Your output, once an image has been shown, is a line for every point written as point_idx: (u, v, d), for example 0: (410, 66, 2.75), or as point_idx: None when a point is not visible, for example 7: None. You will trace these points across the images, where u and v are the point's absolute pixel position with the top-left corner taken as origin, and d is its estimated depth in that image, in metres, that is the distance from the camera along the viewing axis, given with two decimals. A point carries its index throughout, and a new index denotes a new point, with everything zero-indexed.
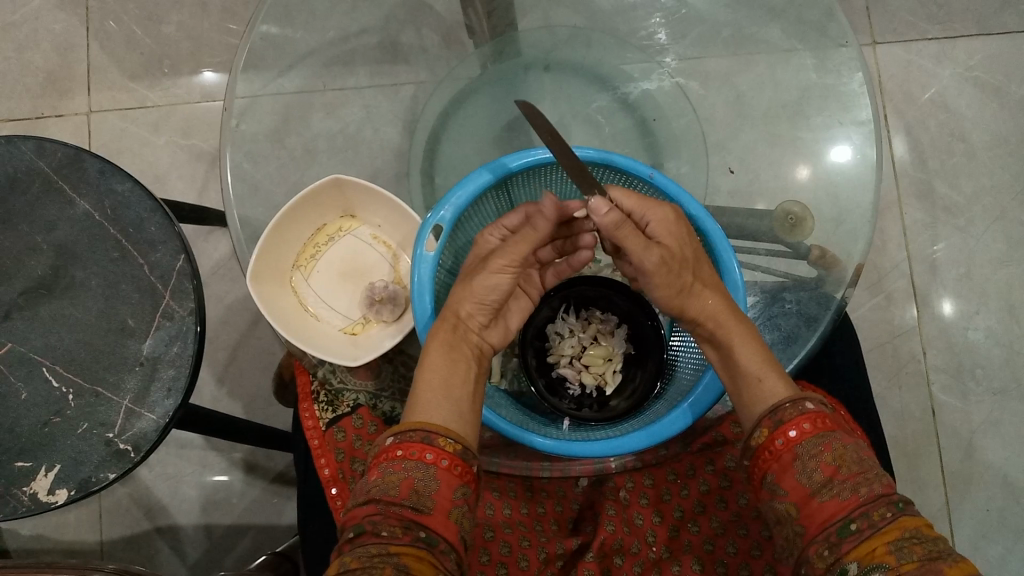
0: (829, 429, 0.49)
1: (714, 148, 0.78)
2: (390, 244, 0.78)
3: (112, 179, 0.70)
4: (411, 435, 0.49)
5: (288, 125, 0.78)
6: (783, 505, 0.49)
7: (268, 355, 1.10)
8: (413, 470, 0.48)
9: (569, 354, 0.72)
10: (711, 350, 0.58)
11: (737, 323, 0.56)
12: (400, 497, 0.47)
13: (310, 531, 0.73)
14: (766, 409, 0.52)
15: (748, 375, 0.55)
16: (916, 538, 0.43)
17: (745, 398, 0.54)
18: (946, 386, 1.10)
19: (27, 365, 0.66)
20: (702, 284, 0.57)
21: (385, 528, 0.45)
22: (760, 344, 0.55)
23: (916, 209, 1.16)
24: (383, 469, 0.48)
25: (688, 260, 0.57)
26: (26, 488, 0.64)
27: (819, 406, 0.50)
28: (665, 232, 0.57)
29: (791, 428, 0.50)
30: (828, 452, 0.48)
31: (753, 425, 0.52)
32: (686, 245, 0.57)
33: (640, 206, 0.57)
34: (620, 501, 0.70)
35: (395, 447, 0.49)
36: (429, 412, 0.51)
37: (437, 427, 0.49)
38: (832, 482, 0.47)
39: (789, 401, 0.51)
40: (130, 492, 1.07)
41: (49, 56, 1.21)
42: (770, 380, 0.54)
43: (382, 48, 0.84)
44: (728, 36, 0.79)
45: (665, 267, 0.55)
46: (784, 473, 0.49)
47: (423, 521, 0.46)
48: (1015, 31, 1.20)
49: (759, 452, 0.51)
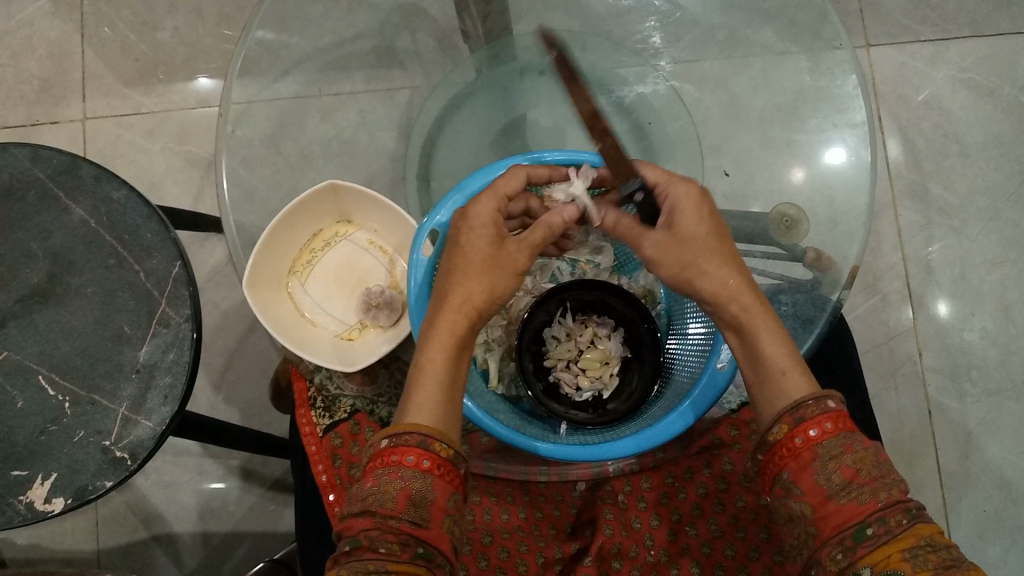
0: (850, 430, 0.48)
1: (709, 151, 0.79)
2: (386, 249, 0.78)
3: (108, 186, 0.70)
4: (406, 439, 0.47)
5: (284, 131, 0.78)
6: (798, 505, 0.48)
7: (265, 361, 1.10)
8: (409, 480, 0.46)
9: (566, 358, 0.73)
10: (733, 337, 0.56)
11: (767, 320, 0.54)
12: (397, 510, 0.45)
13: (306, 537, 0.71)
14: (787, 405, 0.50)
15: (771, 368, 0.52)
16: (930, 546, 0.43)
17: (767, 389, 0.52)
18: (943, 387, 1.11)
19: (23, 373, 0.66)
20: (724, 262, 0.56)
21: (383, 544, 0.44)
22: (786, 340, 0.54)
23: (911, 211, 1.16)
24: (378, 476, 0.46)
25: (700, 241, 0.56)
26: (23, 497, 0.63)
27: (841, 405, 0.49)
28: (682, 209, 0.57)
29: (813, 427, 0.48)
30: (850, 454, 0.47)
31: (772, 420, 0.50)
32: (702, 224, 0.56)
33: (669, 177, 0.58)
34: (618, 506, 0.70)
35: (391, 453, 0.47)
36: (426, 409, 0.49)
37: (434, 431, 0.48)
38: (851, 485, 0.46)
39: (812, 397, 0.49)
40: (127, 500, 1.07)
41: (44, 63, 1.21)
42: (794, 374, 0.52)
43: (377, 53, 0.85)
44: (722, 39, 0.80)
45: (664, 247, 0.57)
46: (802, 472, 0.48)
47: (420, 535, 0.45)
48: (1007, 33, 1.21)
49: (776, 448, 0.50)
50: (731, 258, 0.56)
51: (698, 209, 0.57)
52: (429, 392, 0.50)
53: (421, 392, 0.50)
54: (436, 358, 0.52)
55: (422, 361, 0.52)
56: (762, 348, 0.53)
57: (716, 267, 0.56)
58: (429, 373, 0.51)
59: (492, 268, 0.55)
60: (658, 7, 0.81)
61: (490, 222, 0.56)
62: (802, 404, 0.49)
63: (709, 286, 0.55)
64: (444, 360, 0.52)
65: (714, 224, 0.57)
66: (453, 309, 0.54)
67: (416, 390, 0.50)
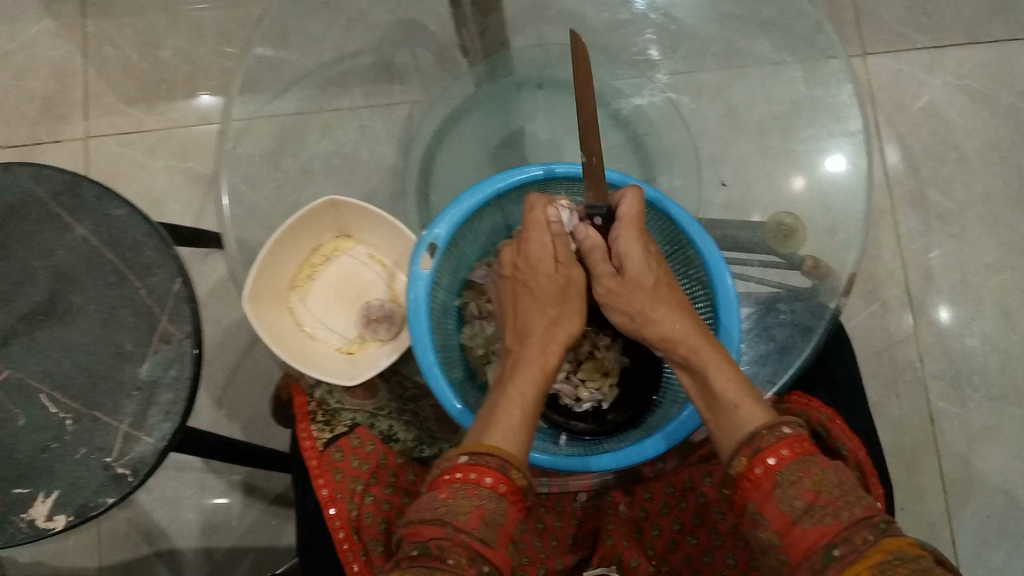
0: (808, 454, 0.48)
1: (707, 161, 0.81)
2: (386, 263, 0.78)
3: (108, 204, 0.71)
4: (486, 460, 0.48)
5: (284, 148, 0.79)
6: (766, 535, 0.48)
7: (267, 375, 1.10)
8: (486, 499, 0.46)
9: (563, 369, 0.70)
10: (687, 376, 0.56)
11: (715, 354, 0.54)
12: (469, 526, 0.45)
13: (310, 552, 0.71)
14: (743, 437, 0.50)
15: (724, 402, 0.52)
16: (899, 559, 0.41)
17: (722, 424, 0.52)
18: (945, 394, 1.10)
19: (25, 392, 0.66)
20: (669, 307, 0.57)
21: (452, 557, 0.43)
22: (737, 369, 0.54)
23: (910, 217, 1.16)
24: (455, 489, 0.46)
25: (648, 289, 0.57)
26: (24, 514, 0.63)
27: (797, 430, 0.49)
28: (628, 254, 0.57)
29: (771, 455, 0.48)
30: (809, 478, 0.47)
31: (731, 454, 0.50)
32: (646, 271, 0.58)
33: (624, 221, 0.58)
34: (619, 516, 0.71)
35: (470, 470, 0.47)
36: (509, 436, 0.50)
37: (513, 458, 0.48)
38: (814, 508, 0.46)
39: (766, 427, 0.49)
40: (129, 516, 1.07)
41: (46, 82, 1.22)
42: (747, 406, 0.51)
43: (376, 69, 0.88)
44: (718, 50, 0.82)
45: (614, 295, 0.58)
46: (766, 501, 0.48)
47: (487, 555, 0.45)
48: (1002, 40, 1.22)
49: (740, 481, 0.49)
50: (682, 307, 0.58)
51: (646, 253, 0.58)
52: (513, 419, 0.51)
53: (507, 419, 0.51)
54: (526, 391, 0.54)
55: (512, 390, 0.54)
56: (712, 382, 0.53)
57: (665, 313, 0.57)
58: (519, 402, 0.53)
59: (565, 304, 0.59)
60: (653, 20, 0.82)
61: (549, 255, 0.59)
62: (758, 434, 0.49)
63: (660, 329, 0.56)
64: (535, 392, 0.54)
65: (659, 272, 0.58)
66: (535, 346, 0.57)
67: (501, 416, 0.52)
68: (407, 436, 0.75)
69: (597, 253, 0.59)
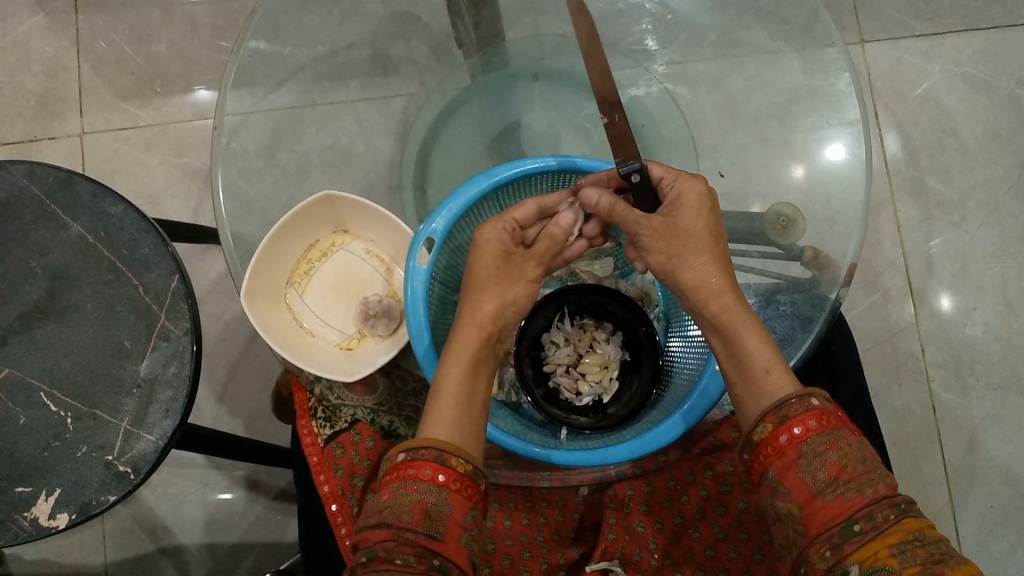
0: (834, 427, 0.48)
1: (705, 151, 0.79)
2: (383, 258, 0.78)
3: (104, 202, 0.71)
4: (422, 453, 0.48)
5: (280, 142, 0.78)
6: (784, 504, 0.48)
7: (267, 371, 1.10)
8: (425, 493, 0.47)
9: (564, 363, 0.73)
10: (715, 338, 0.56)
11: (746, 318, 0.54)
12: (412, 523, 0.46)
13: (312, 545, 0.71)
14: (771, 404, 0.50)
15: (754, 365, 0.53)
16: (918, 540, 0.43)
17: (751, 389, 0.52)
18: (946, 382, 1.10)
19: (25, 391, 0.66)
20: (709, 260, 0.57)
21: (399, 556, 0.44)
22: (769, 338, 0.54)
23: (909, 206, 1.16)
24: (395, 489, 0.47)
25: (691, 236, 0.57)
26: (27, 513, 0.64)
27: (824, 403, 0.49)
28: (680, 204, 0.58)
29: (796, 425, 0.48)
30: (835, 451, 0.47)
31: (756, 420, 0.50)
32: (698, 221, 0.58)
33: (675, 174, 0.59)
34: (621, 509, 0.69)
35: (407, 466, 0.48)
36: (441, 423, 0.51)
37: (450, 446, 0.49)
38: (837, 482, 0.46)
39: (795, 396, 0.49)
40: (133, 513, 1.07)
41: (40, 79, 1.22)
42: (777, 373, 0.52)
43: (371, 61, 0.84)
44: (715, 40, 0.80)
45: (655, 233, 0.58)
46: (787, 471, 0.48)
47: (436, 548, 0.46)
48: (1002, 26, 1.21)
49: (761, 448, 0.50)
50: (721, 260, 0.57)
51: (700, 205, 0.58)
52: (448, 406, 0.52)
53: (439, 404, 0.52)
54: (454, 370, 0.54)
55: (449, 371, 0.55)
56: (744, 347, 0.53)
57: (702, 263, 0.57)
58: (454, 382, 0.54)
59: (503, 281, 0.60)
60: (651, 10, 0.81)
61: (498, 241, 0.61)
62: (786, 402, 0.49)
63: (690, 279, 0.57)
64: (465, 370, 0.55)
65: (711, 224, 0.58)
66: (468, 323, 0.57)
67: (435, 401, 0.53)
68: (408, 432, 0.75)
69: (620, 206, 0.58)
